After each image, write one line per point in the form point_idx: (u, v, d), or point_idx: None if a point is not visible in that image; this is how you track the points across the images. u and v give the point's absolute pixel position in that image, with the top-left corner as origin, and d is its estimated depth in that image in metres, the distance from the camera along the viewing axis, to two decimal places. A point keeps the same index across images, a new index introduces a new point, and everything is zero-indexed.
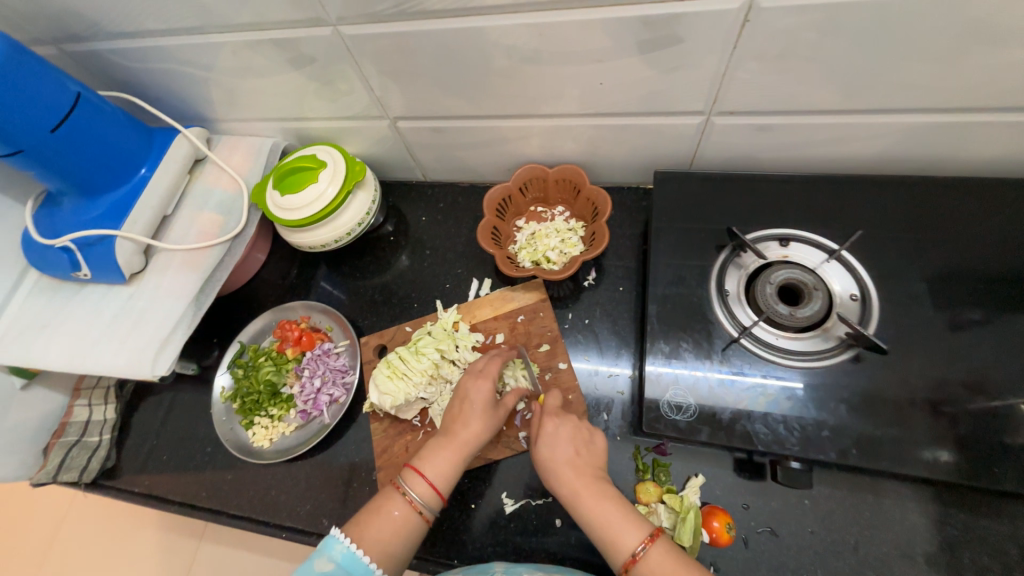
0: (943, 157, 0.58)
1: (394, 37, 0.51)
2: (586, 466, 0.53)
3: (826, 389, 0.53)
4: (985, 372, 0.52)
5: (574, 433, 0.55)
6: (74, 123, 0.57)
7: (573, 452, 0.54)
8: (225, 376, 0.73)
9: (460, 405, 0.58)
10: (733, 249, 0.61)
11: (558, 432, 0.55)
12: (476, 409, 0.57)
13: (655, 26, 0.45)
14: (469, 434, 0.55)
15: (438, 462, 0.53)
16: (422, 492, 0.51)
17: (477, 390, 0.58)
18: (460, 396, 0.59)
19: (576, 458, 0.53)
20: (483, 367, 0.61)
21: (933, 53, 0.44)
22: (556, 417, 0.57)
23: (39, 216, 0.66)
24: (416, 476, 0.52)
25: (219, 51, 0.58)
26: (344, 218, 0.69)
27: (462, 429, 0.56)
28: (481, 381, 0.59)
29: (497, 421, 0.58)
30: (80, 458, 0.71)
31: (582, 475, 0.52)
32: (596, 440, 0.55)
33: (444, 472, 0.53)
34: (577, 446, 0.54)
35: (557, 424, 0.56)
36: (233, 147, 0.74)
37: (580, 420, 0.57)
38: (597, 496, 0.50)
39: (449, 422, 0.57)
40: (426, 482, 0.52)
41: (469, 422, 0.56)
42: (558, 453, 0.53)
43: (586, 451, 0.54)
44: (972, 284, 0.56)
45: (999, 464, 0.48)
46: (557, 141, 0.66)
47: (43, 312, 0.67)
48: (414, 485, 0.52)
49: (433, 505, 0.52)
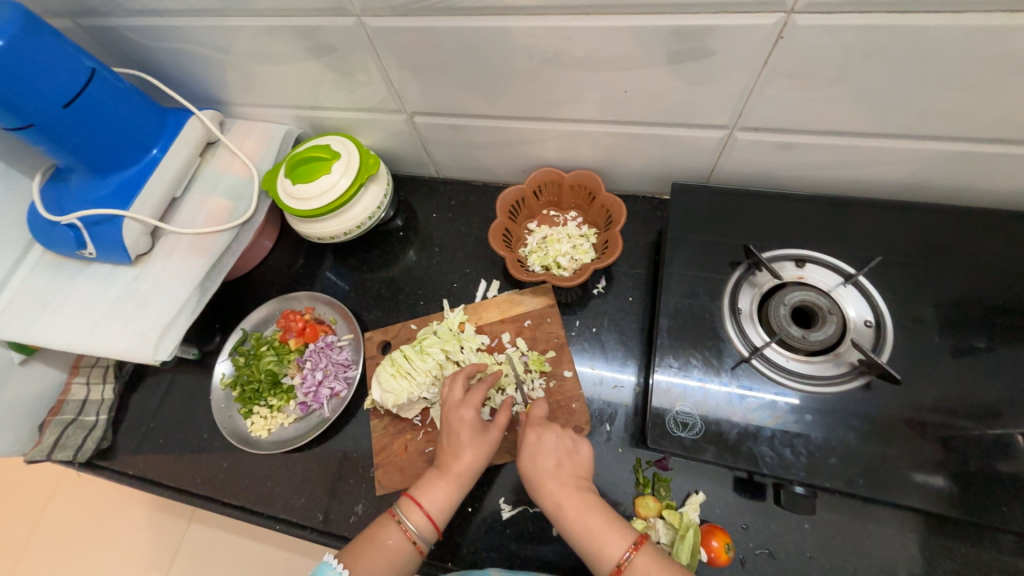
0: (964, 186, 0.57)
1: (417, 32, 0.50)
2: (570, 477, 0.52)
3: (834, 414, 0.53)
4: (998, 409, 0.51)
5: (558, 445, 0.54)
6: (87, 98, 0.56)
7: (554, 464, 0.53)
8: (225, 363, 0.73)
9: (446, 439, 0.56)
10: (749, 267, 0.60)
11: (543, 443, 0.54)
12: (463, 438, 0.55)
13: (687, 37, 0.44)
14: (462, 465, 0.54)
15: (435, 493, 0.53)
16: (418, 522, 0.51)
17: (460, 421, 0.56)
18: (444, 429, 0.57)
19: (558, 470, 0.52)
20: (459, 396, 0.59)
21: (968, 81, 0.43)
22: (539, 427, 0.56)
23: (45, 190, 0.65)
24: (414, 506, 0.52)
25: (239, 36, 0.57)
26: (355, 211, 0.68)
27: (454, 461, 0.54)
28: (461, 411, 0.57)
29: (490, 445, 0.56)
30: (75, 437, 0.70)
31: (565, 486, 0.51)
32: (580, 450, 0.55)
33: (441, 504, 0.53)
34: (561, 457, 0.53)
35: (539, 434, 0.55)
36: (247, 132, 0.73)
37: (563, 430, 0.56)
38: (580, 508, 0.50)
39: (441, 456, 0.56)
40: (424, 514, 0.52)
41: (459, 453, 0.54)
42: (541, 465, 0.53)
43: (570, 461, 0.54)
44: (990, 318, 0.55)
45: (1008, 503, 0.48)
46: (574, 145, 0.66)
47: (46, 288, 0.66)
48: (411, 514, 0.51)
49: (427, 535, 0.51)
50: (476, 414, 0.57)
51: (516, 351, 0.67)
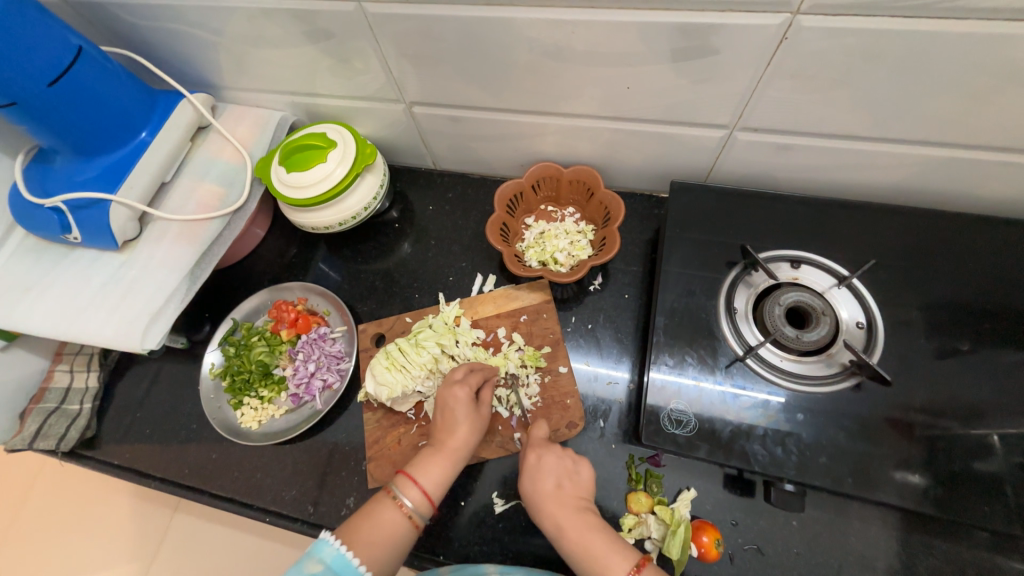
0: (956, 192, 0.58)
1: (419, 20, 0.50)
2: (570, 498, 0.52)
3: (825, 414, 0.53)
4: (983, 411, 0.53)
5: (558, 464, 0.54)
6: (74, 78, 0.54)
7: (554, 485, 0.53)
8: (215, 353, 0.72)
9: (442, 416, 0.57)
10: (744, 266, 0.61)
11: (542, 464, 0.54)
12: (458, 414, 0.56)
13: (692, 34, 0.44)
14: (458, 442, 0.55)
15: (432, 470, 0.53)
16: (414, 498, 0.50)
17: (455, 398, 0.58)
18: (439, 406, 0.58)
19: (558, 492, 0.52)
20: (459, 375, 0.60)
21: (966, 88, 0.44)
22: (539, 448, 0.56)
23: (28, 171, 0.63)
24: (410, 483, 0.51)
25: (234, 18, 0.55)
26: (351, 201, 0.67)
27: (450, 438, 0.55)
28: (457, 387, 0.58)
29: (482, 421, 0.58)
30: (58, 426, 0.69)
31: (565, 508, 0.51)
32: (580, 471, 0.54)
33: (437, 480, 0.53)
34: (561, 477, 0.53)
35: (540, 455, 0.55)
36: (240, 118, 0.71)
37: (563, 450, 0.56)
38: (579, 528, 0.49)
39: (436, 433, 0.56)
40: (420, 490, 0.51)
41: (456, 430, 0.55)
42: (541, 486, 0.53)
43: (570, 481, 0.53)
44: (977, 322, 0.57)
45: (989, 503, 0.49)
46: (574, 140, 0.65)
47: (28, 273, 0.65)
48: (407, 491, 0.51)
49: (423, 511, 0.51)
50: (470, 392, 0.58)
51: (512, 346, 0.67)
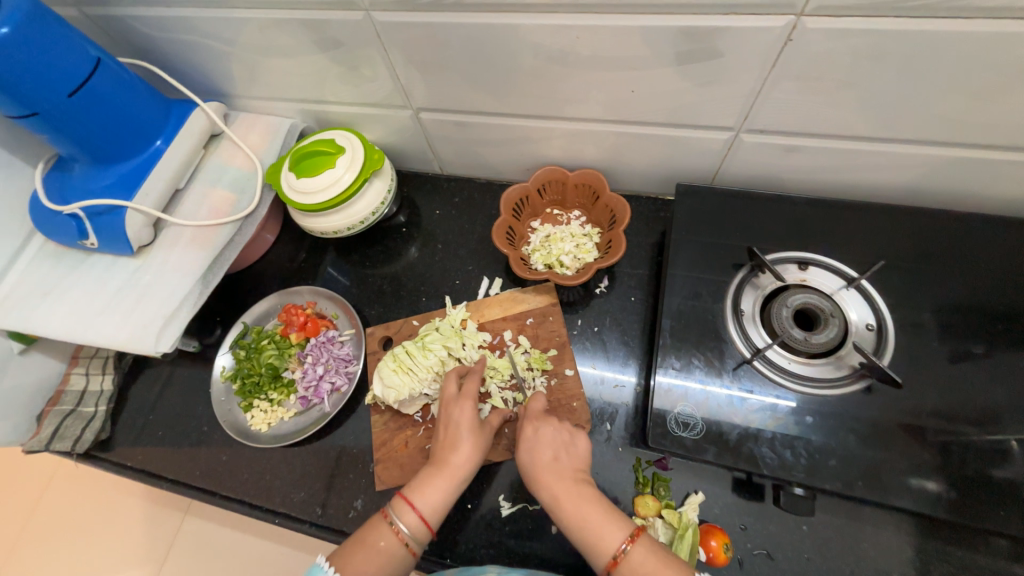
0: (966, 192, 0.57)
1: (426, 28, 0.50)
2: (567, 470, 0.51)
3: (835, 417, 0.53)
4: (997, 415, 0.52)
5: (555, 437, 0.54)
6: (92, 88, 0.56)
7: (552, 456, 0.52)
8: (226, 356, 0.73)
9: (444, 433, 0.55)
10: (751, 268, 0.61)
11: (540, 437, 0.54)
12: (462, 432, 0.55)
13: (695, 38, 0.45)
14: (460, 459, 0.53)
15: (431, 491, 0.51)
16: (411, 524, 0.49)
17: (460, 416, 0.56)
18: (442, 423, 0.57)
19: (556, 463, 0.52)
20: (453, 391, 0.59)
21: (974, 87, 0.44)
22: (538, 421, 0.56)
23: (48, 179, 0.65)
24: (407, 507, 0.49)
25: (245, 28, 0.57)
26: (358, 206, 0.68)
27: (452, 455, 0.53)
28: (464, 403, 0.57)
29: (486, 439, 0.56)
30: (74, 428, 0.70)
31: (563, 479, 0.50)
32: (578, 443, 0.54)
33: (436, 503, 0.50)
34: (558, 450, 0.53)
35: (537, 428, 0.55)
36: (251, 125, 0.73)
37: (560, 424, 0.56)
38: (576, 498, 0.48)
39: (438, 451, 0.54)
40: (417, 514, 0.49)
41: (458, 447, 0.53)
42: (538, 458, 0.52)
43: (568, 454, 0.53)
44: (990, 324, 0.56)
45: (1005, 508, 0.48)
46: (579, 144, 0.66)
47: (47, 278, 0.66)
48: (403, 516, 0.49)
49: (420, 537, 0.49)
50: (474, 408, 0.57)
51: (518, 349, 0.67)
